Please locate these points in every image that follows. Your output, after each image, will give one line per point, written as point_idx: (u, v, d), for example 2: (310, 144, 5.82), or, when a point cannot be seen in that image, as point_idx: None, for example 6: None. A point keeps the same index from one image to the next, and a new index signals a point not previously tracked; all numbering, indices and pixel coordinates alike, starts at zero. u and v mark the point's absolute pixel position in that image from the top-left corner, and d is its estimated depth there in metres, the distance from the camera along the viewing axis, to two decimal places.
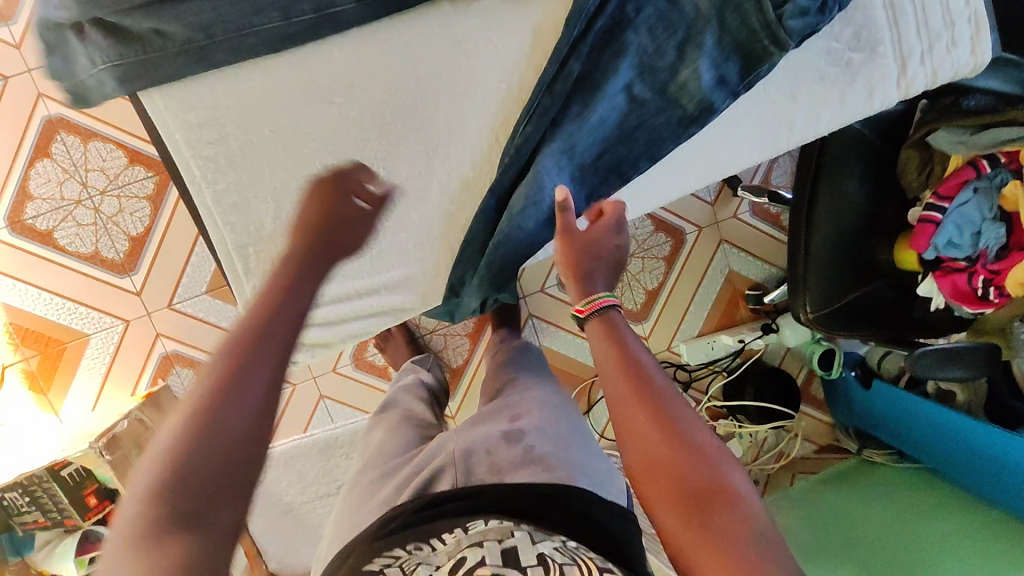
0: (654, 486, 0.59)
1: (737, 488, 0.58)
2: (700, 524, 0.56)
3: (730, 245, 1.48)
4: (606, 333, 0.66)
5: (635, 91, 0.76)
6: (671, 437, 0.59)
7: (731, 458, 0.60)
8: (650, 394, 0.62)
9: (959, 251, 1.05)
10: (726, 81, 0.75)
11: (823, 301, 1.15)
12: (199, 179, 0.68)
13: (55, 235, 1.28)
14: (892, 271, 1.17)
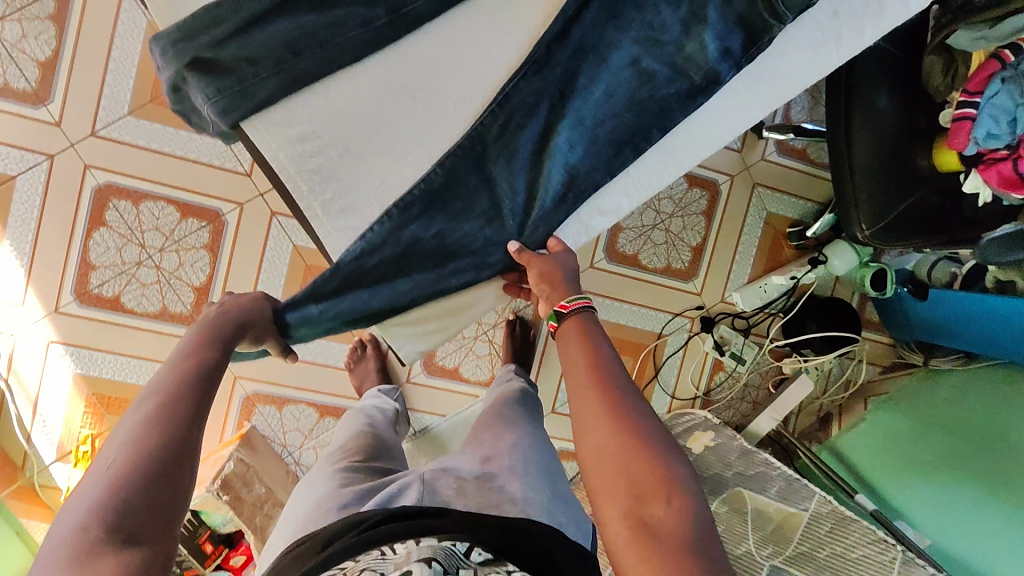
0: (603, 481, 0.62)
1: (688, 499, 0.59)
2: (649, 535, 0.57)
3: (764, 188, 1.52)
4: (583, 340, 0.71)
5: (643, 65, 0.77)
6: (624, 431, 0.63)
7: (683, 464, 0.62)
8: (614, 405, 0.65)
9: (999, 140, 1.08)
10: (731, 53, 0.77)
11: (877, 217, 1.19)
12: (307, 193, 0.73)
13: (123, 299, 1.31)
14: (935, 174, 1.19)
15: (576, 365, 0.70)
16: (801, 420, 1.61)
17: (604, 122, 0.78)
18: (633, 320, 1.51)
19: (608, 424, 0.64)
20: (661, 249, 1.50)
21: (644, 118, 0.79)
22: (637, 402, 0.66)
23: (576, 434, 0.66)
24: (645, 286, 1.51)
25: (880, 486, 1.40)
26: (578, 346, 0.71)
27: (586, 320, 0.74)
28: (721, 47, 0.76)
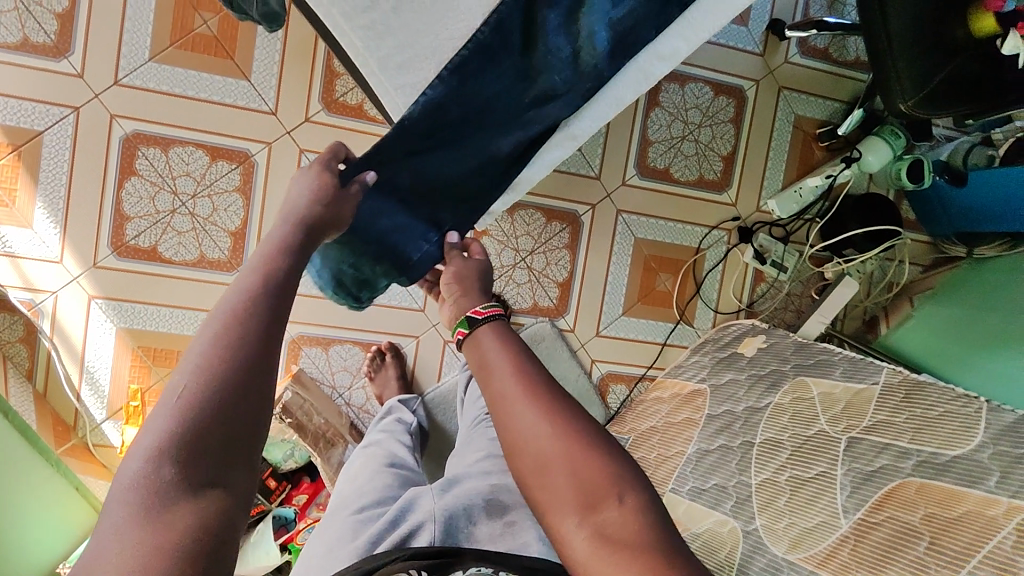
0: (549, 489, 0.64)
1: (635, 494, 0.62)
2: (602, 530, 0.60)
3: (790, 90, 1.50)
4: (507, 353, 0.75)
5: None
6: (568, 440, 0.64)
7: (627, 463, 0.64)
8: (539, 415, 0.66)
9: None
10: None
11: (915, 85, 1.19)
12: (362, 49, 0.73)
13: (159, 250, 1.30)
14: (974, 40, 1.18)
15: (497, 379, 0.72)
16: (846, 324, 1.62)
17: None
18: (668, 237, 1.49)
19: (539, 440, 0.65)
20: (692, 160, 1.48)
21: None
22: (568, 405, 0.68)
23: (506, 445, 0.69)
24: (678, 201, 1.49)
25: (941, 370, 1.35)
26: (501, 364, 0.73)
27: (489, 333, 0.79)
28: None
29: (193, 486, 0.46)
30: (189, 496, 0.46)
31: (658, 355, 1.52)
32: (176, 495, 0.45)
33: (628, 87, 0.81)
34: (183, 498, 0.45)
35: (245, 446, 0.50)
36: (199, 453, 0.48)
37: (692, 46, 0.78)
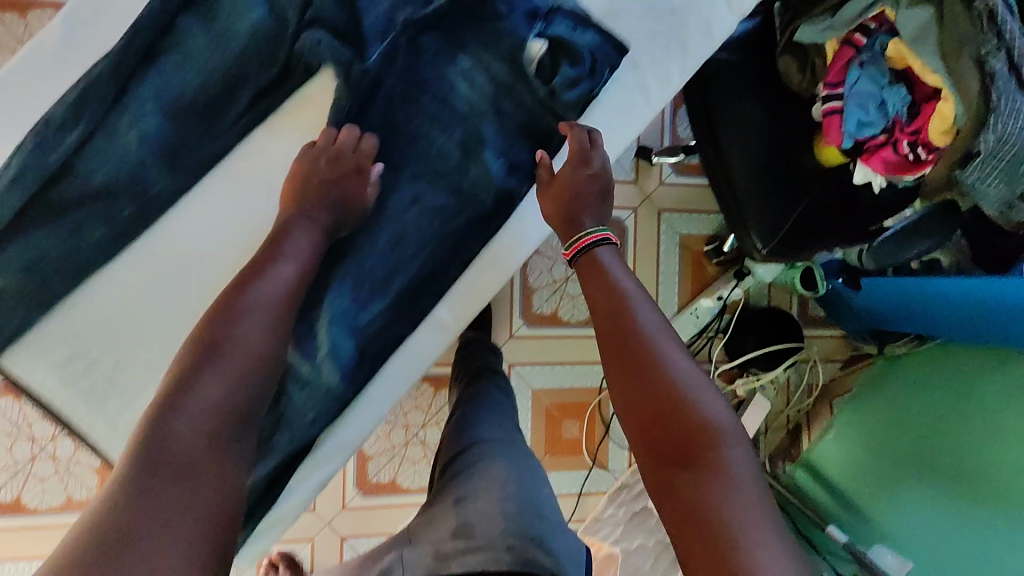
0: (652, 458, 0.59)
1: (727, 467, 0.57)
2: (673, 476, 0.57)
3: (670, 212, 1.44)
4: (602, 281, 0.68)
5: (426, 200, 0.72)
6: (656, 417, 0.59)
7: (737, 434, 0.59)
8: (660, 352, 0.62)
9: (875, 127, 1.01)
10: (518, 165, 0.74)
11: (768, 233, 1.11)
12: (90, 413, 0.67)
13: (22, 501, 1.23)
14: (823, 169, 1.12)
15: (598, 307, 0.67)
16: (770, 438, 1.53)
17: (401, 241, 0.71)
18: (566, 382, 1.42)
19: (655, 378, 0.61)
20: (581, 300, 1.42)
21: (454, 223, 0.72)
22: (667, 347, 0.63)
23: (633, 402, 0.61)
24: (571, 343, 1.42)
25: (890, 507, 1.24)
26: (593, 297, 0.67)
27: (599, 258, 0.69)
28: (505, 163, 0.73)
29: (207, 445, 0.50)
30: (197, 463, 0.49)
31: (576, 507, 1.43)
32: (175, 457, 0.48)
33: (407, 372, 0.72)
34: (173, 446, 0.48)
35: (258, 403, 0.56)
36: (204, 414, 0.51)
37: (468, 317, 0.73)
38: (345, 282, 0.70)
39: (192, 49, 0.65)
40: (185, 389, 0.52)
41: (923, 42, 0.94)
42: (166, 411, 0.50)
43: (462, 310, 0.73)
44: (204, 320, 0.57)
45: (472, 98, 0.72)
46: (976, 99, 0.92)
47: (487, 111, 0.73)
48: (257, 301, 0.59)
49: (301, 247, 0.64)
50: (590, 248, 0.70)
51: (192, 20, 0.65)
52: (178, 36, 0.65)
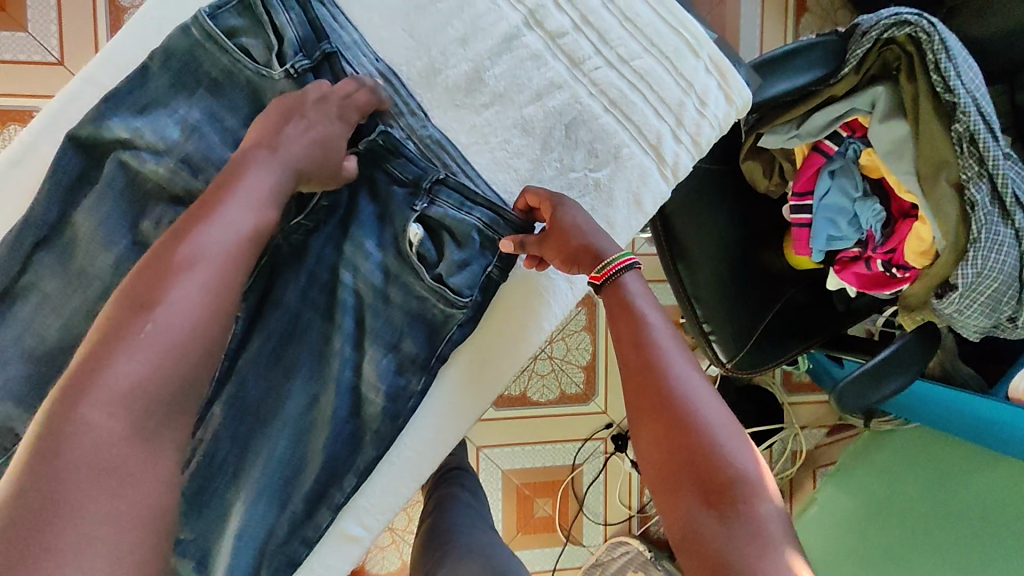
0: (696, 510, 0.46)
1: (762, 520, 0.45)
2: (699, 520, 0.45)
3: (643, 283, 1.38)
4: (627, 310, 0.56)
5: (323, 404, 0.64)
6: (700, 469, 0.47)
7: (772, 491, 0.47)
8: (689, 390, 0.51)
9: (847, 241, 0.93)
10: (413, 363, 0.64)
11: (738, 341, 1.00)
12: None
13: None
14: (793, 274, 1.04)
15: (627, 339, 0.55)
16: None
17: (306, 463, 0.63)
18: (537, 461, 1.37)
19: (685, 423, 0.49)
20: (550, 379, 1.37)
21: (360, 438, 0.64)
22: (699, 388, 0.51)
23: (670, 448, 0.48)
24: (542, 422, 1.37)
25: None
26: (628, 322, 0.55)
27: (624, 286, 0.57)
28: (395, 361, 0.64)
29: (126, 437, 0.39)
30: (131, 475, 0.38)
31: None
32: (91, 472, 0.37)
33: None
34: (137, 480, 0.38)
35: (188, 397, 0.43)
36: (126, 394, 0.40)
37: (377, 529, 0.67)
38: (254, 512, 0.62)
39: (54, 289, 0.57)
40: (98, 364, 0.40)
41: (897, 160, 0.85)
42: (57, 435, 0.37)
43: (374, 521, 0.66)
44: (116, 297, 0.44)
45: (360, 288, 0.64)
46: (954, 228, 0.82)
47: (374, 302, 0.64)
48: (208, 259, 0.46)
49: (256, 206, 0.51)
50: (614, 277, 0.58)
51: (51, 260, 0.56)
52: (35, 277, 0.56)
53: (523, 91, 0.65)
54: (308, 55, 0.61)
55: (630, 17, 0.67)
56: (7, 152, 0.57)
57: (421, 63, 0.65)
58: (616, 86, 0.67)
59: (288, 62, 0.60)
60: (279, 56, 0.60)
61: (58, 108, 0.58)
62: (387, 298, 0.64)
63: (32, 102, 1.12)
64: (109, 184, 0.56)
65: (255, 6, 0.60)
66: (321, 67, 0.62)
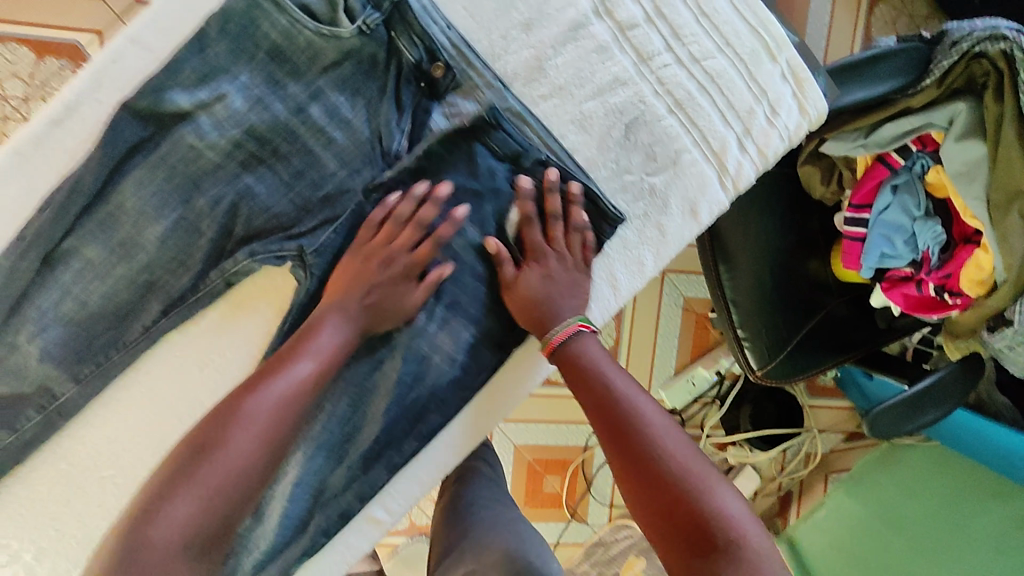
0: (678, 544, 0.49)
1: (748, 550, 0.48)
2: (692, 566, 0.48)
3: (676, 273, 1.35)
4: (590, 370, 0.59)
5: (362, 388, 0.63)
6: (672, 505, 0.51)
7: (750, 520, 0.50)
8: (658, 438, 0.54)
9: (900, 260, 0.89)
10: (464, 353, 0.63)
11: (774, 350, 0.97)
12: None
13: None
14: (836, 285, 1.01)
15: (595, 399, 0.58)
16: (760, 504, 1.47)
17: (335, 450, 0.62)
18: (550, 439, 1.37)
19: (658, 474, 0.52)
20: None
21: (395, 430, 0.63)
22: (667, 433, 0.55)
23: (644, 496, 0.52)
24: (560, 401, 1.36)
25: None
26: (586, 385, 0.58)
27: (581, 346, 0.60)
28: (451, 347, 0.63)
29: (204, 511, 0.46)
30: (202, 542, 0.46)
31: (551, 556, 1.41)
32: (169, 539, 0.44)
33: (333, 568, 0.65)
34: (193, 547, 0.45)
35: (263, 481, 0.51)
36: (231, 471, 0.49)
37: (399, 516, 0.66)
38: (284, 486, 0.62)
39: (96, 256, 0.56)
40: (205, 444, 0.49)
41: (968, 184, 0.80)
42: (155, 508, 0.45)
43: (398, 506, 0.65)
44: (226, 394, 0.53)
45: (427, 276, 0.63)
46: (1018, 263, 0.78)
47: (422, 292, 0.63)
48: (298, 375, 0.53)
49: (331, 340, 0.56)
50: (571, 340, 0.60)
51: (94, 227, 0.55)
52: (77, 243, 0.55)
53: (585, 85, 0.62)
54: (377, 6, 0.57)
55: (707, 13, 0.62)
56: (48, 110, 0.55)
57: (482, 46, 0.61)
58: (685, 87, 0.63)
59: (358, 18, 0.57)
60: (345, 12, 0.57)
61: (101, 67, 0.55)
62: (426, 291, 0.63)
63: (67, 34, 1.11)
64: (163, 157, 0.56)
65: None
66: (390, 20, 0.57)
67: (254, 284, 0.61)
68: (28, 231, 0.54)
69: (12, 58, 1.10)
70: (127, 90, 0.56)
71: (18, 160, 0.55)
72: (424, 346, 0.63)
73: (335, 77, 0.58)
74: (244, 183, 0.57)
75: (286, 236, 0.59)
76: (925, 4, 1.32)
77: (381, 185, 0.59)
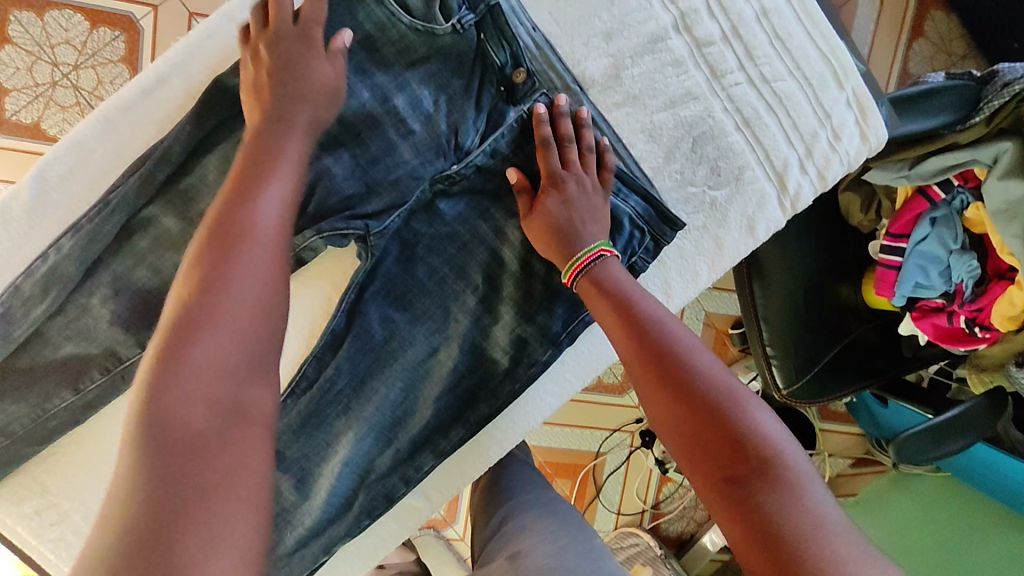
0: (714, 467, 0.46)
1: (786, 468, 0.44)
2: (724, 489, 0.45)
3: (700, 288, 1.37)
4: (605, 294, 0.56)
5: (417, 374, 0.64)
6: (704, 428, 0.47)
7: (788, 440, 0.47)
8: (687, 356, 0.51)
9: (933, 291, 0.91)
10: (518, 347, 0.64)
11: (801, 370, 0.98)
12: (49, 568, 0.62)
13: None
14: (867, 312, 1.03)
15: (614, 324, 0.54)
16: None
17: (385, 432, 0.63)
18: (563, 442, 1.38)
19: (688, 393, 0.48)
20: None
21: (445, 418, 0.64)
22: (697, 350, 0.51)
23: (673, 422, 0.48)
24: (576, 406, 1.38)
25: None
26: (605, 309, 0.55)
27: (598, 271, 0.57)
28: (506, 340, 0.64)
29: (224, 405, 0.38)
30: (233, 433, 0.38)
31: None
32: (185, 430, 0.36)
33: (372, 546, 0.67)
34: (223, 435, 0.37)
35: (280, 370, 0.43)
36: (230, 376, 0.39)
37: (438, 503, 0.68)
38: (334, 464, 0.63)
39: (174, 225, 0.57)
40: (193, 325, 0.40)
41: (1008, 221, 0.82)
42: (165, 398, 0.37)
43: (437, 494, 0.67)
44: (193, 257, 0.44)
45: (489, 269, 0.64)
46: None
47: (482, 285, 0.64)
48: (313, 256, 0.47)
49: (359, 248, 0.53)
50: (588, 268, 0.58)
51: (175, 197, 0.57)
52: (157, 211, 0.57)
53: (658, 96, 0.63)
54: (472, 8, 0.58)
55: (781, 36, 0.64)
56: (140, 79, 0.57)
57: (563, 50, 0.62)
58: (753, 105, 0.64)
59: (453, 16, 0.58)
60: (441, 9, 0.58)
61: (194, 41, 0.57)
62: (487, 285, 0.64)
63: (124, 6, 1.13)
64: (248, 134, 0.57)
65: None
66: (483, 23, 0.59)
67: (319, 265, 0.62)
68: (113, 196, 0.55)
69: (67, 26, 1.12)
70: (217, 64, 0.57)
71: (106, 125, 0.57)
72: (479, 337, 0.64)
73: (419, 71, 0.60)
74: (323, 164, 0.58)
75: (352, 216, 0.59)
76: (965, 42, 1.34)
77: (452, 177, 0.61)
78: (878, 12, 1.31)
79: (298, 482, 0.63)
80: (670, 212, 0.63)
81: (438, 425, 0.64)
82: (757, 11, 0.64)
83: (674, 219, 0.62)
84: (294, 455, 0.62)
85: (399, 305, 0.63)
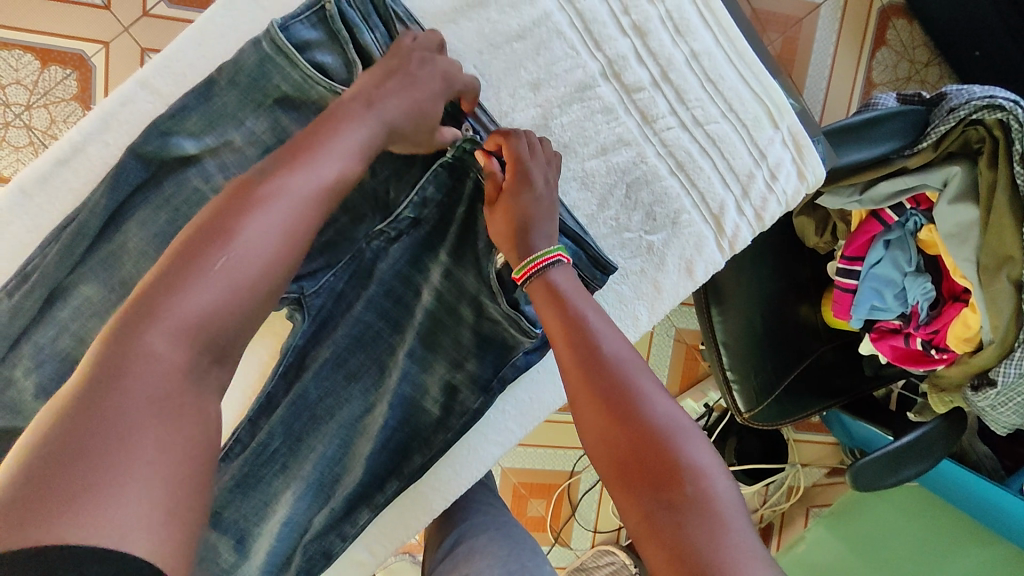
0: (643, 491, 0.45)
1: (713, 501, 0.44)
2: (649, 509, 0.44)
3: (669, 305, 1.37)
4: (556, 303, 0.54)
5: (354, 428, 0.63)
6: (638, 449, 0.46)
7: (721, 473, 0.46)
8: (629, 376, 0.50)
9: (889, 312, 0.90)
10: (454, 397, 0.64)
11: (761, 393, 0.98)
12: None
13: None
14: (826, 331, 1.03)
15: (563, 335, 0.53)
16: None
17: (322, 490, 0.63)
18: (536, 463, 1.38)
19: (628, 411, 0.47)
20: None
21: (381, 472, 0.63)
22: (638, 371, 0.50)
23: (609, 437, 0.47)
24: (548, 426, 1.38)
25: None
26: (556, 319, 0.54)
27: (550, 279, 0.55)
28: (443, 391, 0.63)
29: (185, 375, 0.39)
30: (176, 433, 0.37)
31: None
32: (138, 402, 0.36)
33: None
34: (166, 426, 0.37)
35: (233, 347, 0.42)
36: (184, 336, 0.39)
37: (383, 555, 0.67)
38: (270, 528, 0.62)
39: (95, 294, 0.56)
40: (166, 295, 0.39)
41: (959, 244, 0.82)
42: (126, 372, 0.37)
43: (381, 548, 0.67)
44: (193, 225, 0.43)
45: (418, 321, 0.63)
46: (1005, 324, 0.80)
47: (414, 337, 0.63)
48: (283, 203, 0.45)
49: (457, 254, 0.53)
50: (540, 271, 0.56)
51: (96, 264, 0.56)
52: (77, 280, 0.56)
53: (589, 144, 0.63)
54: None
55: (712, 78, 0.64)
56: (57, 149, 0.57)
57: (490, 102, 0.61)
58: (686, 148, 0.64)
59: None
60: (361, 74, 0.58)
61: (108, 109, 0.57)
62: (419, 339, 0.63)
63: (75, 44, 1.12)
64: (167, 199, 0.57)
65: (334, 22, 0.57)
66: None
67: None
68: (30, 268, 0.55)
69: (17, 66, 1.11)
70: (133, 132, 0.57)
71: (24, 198, 0.57)
72: (412, 391, 0.63)
73: None
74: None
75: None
76: (927, 49, 1.33)
77: (385, 233, 0.61)
78: (839, 23, 1.30)
79: (235, 543, 0.62)
80: (605, 257, 0.62)
81: (374, 480, 0.63)
82: (687, 55, 0.63)
83: (609, 265, 0.62)
84: (231, 520, 0.61)
85: (332, 360, 0.62)
